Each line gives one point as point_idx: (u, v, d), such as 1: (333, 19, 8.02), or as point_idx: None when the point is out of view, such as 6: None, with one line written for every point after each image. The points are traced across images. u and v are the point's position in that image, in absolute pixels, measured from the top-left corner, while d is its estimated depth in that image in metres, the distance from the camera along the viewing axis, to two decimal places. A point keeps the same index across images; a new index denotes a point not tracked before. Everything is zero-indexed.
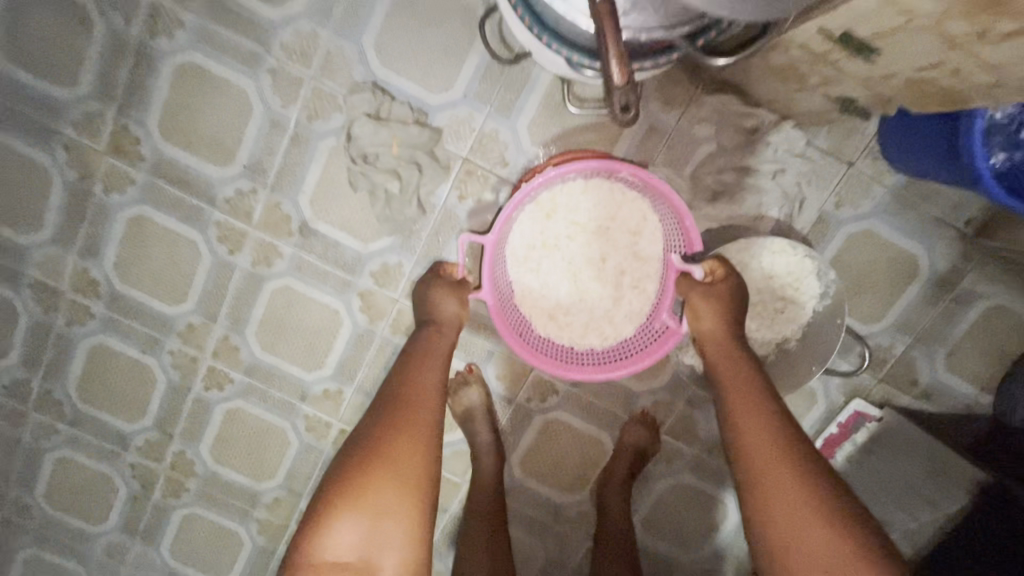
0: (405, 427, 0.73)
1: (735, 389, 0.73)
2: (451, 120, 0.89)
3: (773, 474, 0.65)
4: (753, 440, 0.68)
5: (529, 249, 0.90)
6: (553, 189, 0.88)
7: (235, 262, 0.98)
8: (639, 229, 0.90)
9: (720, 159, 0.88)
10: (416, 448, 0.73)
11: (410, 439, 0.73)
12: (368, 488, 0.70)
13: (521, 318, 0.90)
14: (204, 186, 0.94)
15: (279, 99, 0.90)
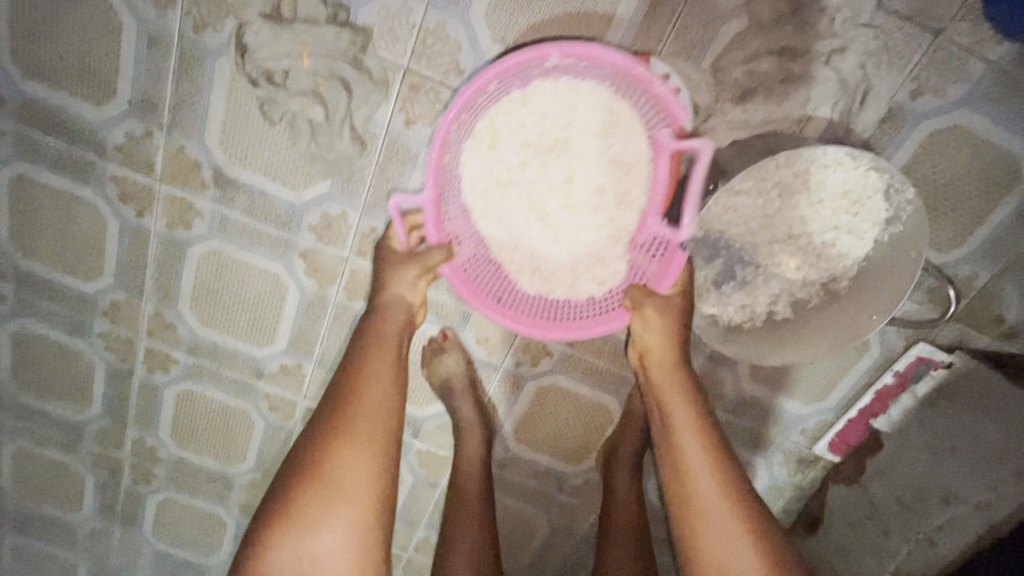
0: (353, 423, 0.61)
1: (681, 413, 0.65)
2: (380, 15, 0.65)
3: (711, 516, 0.59)
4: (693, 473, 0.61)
5: (483, 193, 0.72)
6: (487, 113, 0.67)
7: (147, 225, 0.80)
8: (608, 125, 0.68)
9: (754, 40, 0.63)
10: (361, 450, 0.61)
11: (354, 449, 0.60)
12: (305, 508, 0.58)
13: (497, 280, 0.74)
14: (87, 132, 0.74)
15: (151, 4, 0.67)
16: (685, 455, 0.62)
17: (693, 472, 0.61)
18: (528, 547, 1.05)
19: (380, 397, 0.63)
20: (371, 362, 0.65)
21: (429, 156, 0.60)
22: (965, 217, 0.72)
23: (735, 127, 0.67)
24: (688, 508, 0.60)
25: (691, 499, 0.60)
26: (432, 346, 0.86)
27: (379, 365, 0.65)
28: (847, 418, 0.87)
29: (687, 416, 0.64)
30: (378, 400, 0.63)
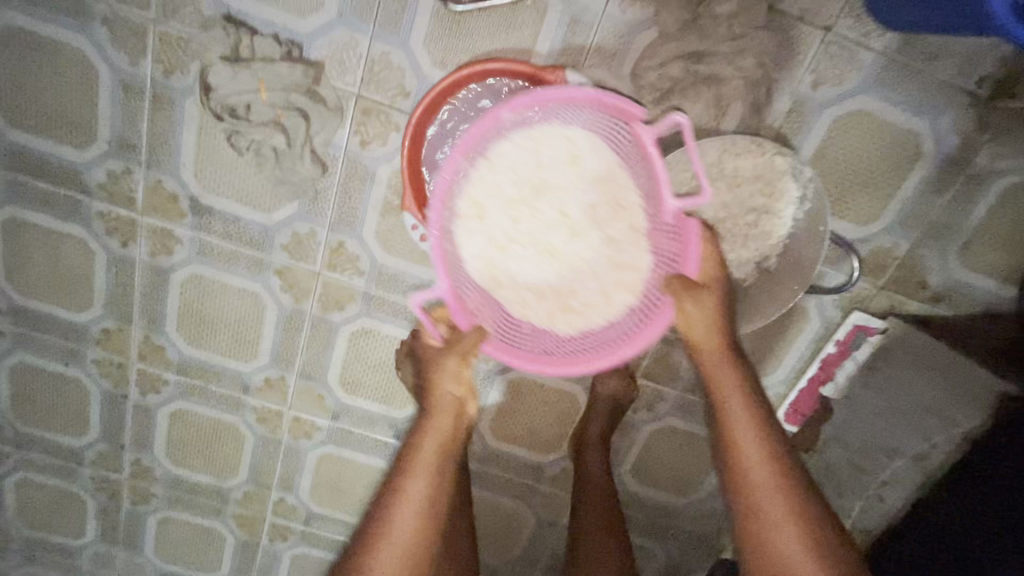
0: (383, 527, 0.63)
1: (745, 430, 0.62)
2: (329, 49, 0.73)
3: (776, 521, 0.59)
4: (751, 486, 0.61)
5: (487, 262, 0.74)
6: (467, 187, 0.70)
7: (132, 255, 0.86)
8: (576, 154, 0.72)
9: (664, 47, 0.71)
10: (389, 553, 0.62)
11: (385, 550, 0.62)
12: None
13: (535, 334, 0.74)
14: (71, 174, 0.81)
15: (123, 54, 0.74)
16: (745, 468, 0.61)
17: (755, 488, 0.61)
18: (517, 541, 1.09)
19: (417, 522, 0.63)
20: (407, 490, 0.64)
21: (432, 250, 0.66)
22: (879, 191, 0.79)
23: (658, 125, 0.74)
24: (750, 513, 0.60)
25: (754, 504, 0.60)
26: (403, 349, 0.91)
27: (415, 488, 0.64)
28: (799, 389, 0.91)
29: (751, 431, 0.62)
30: (405, 495, 0.64)
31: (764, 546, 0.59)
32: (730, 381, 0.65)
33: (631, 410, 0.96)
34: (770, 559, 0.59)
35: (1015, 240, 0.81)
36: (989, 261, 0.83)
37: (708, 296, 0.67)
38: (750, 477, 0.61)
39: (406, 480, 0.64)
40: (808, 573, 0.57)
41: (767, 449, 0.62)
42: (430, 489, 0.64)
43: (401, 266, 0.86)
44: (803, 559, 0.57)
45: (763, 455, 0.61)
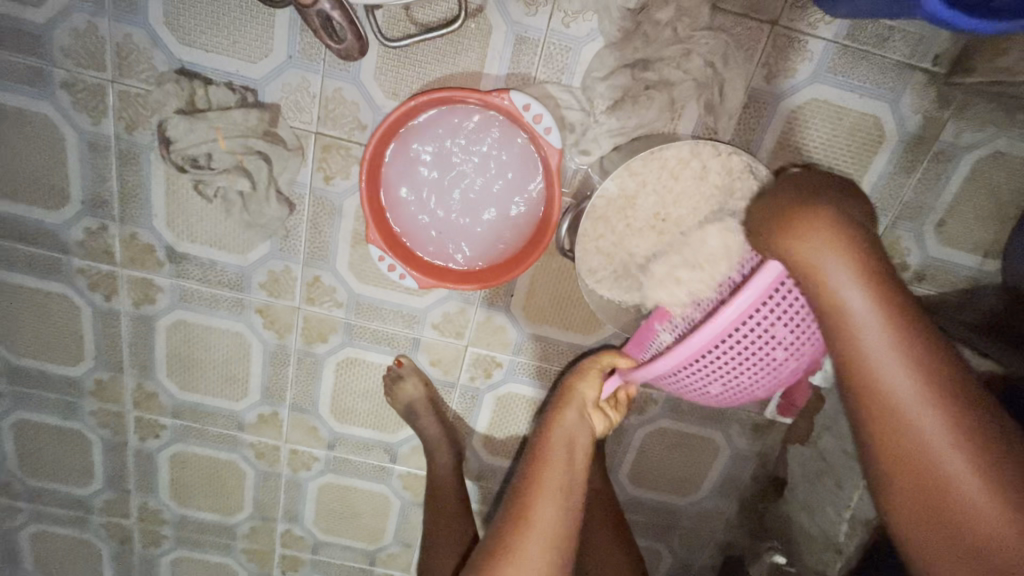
0: (523, 535, 0.63)
1: (865, 310, 0.48)
2: (283, 91, 0.74)
3: (937, 406, 0.45)
4: (904, 421, 0.46)
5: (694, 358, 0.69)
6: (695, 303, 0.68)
7: (117, 307, 0.88)
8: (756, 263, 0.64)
9: (611, 57, 0.71)
10: (524, 565, 0.61)
11: (520, 559, 0.62)
12: None
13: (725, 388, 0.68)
14: (50, 234, 0.83)
15: (86, 115, 0.76)
16: (877, 360, 0.47)
17: (913, 427, 0.45)
18: None
19: (549, 515, 0.65)
20: (539, 488, 0.67)
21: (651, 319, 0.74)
22: (845, 178, 0.79)
23: (614, 134, 0.74)
24: (907, 468, 0.46)
25: (912, 458, 0.45)
26: (389, 375, 0.92)
27: (542, 515, 0.65)
28: None
29: (900, 351, 0.47)
30: (547, 499, 0.66)
31: (948, 506, 0.44)
32: (828, 258, 0.51)
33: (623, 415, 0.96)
34: (926, 485, 0.45)
35: (991, 214, 0.80)
36: (967, 237, 0.82)
37: (824, 209, 0.53)
38: (888, 395, 0.47)
39: (538, 479, 0.68)
40: (976, 491, 0.43)
41: (908, 354, 0.46)
42: (545, 547, 0.63)
43: (378, 294, 0.87)
44: (986, 501, 0.42)
45: (907, 368, 0.46)
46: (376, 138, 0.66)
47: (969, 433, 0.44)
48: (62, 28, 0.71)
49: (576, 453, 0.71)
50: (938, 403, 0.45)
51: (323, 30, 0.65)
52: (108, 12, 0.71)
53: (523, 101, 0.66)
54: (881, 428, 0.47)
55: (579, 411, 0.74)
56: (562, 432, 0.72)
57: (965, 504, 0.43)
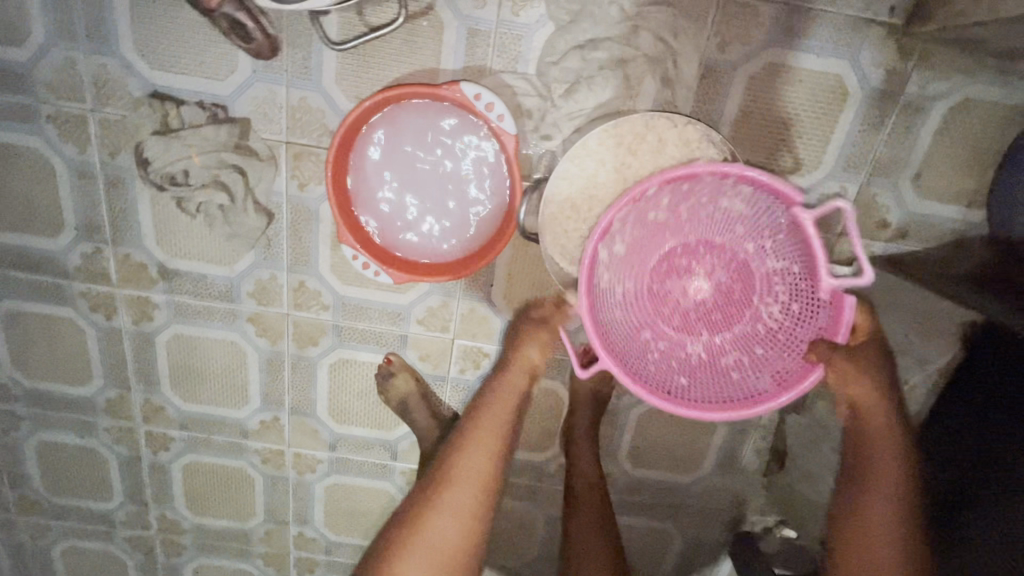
0: (444, 491, 0.72)
1: (881, 444, 0.64)
2: (251, 105, 0.77)
3: (890, 487, 0.63)
4: (867, 515, 0.64)
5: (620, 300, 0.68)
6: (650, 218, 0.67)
7: (118, 326, 0.92)
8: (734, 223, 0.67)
9: (562, 41, 0.72)
10: (444, 518, 0.71)
11: (439, 513, 0.71)
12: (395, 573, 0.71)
13: (638, 352, 0.68)
14: (49, 261, 0.88)
15: (72, 145, 0.80)
16: (872, 447, 0.65)
17: (870, 508, 0.64)
18: (531, 545, 1.10)
19: (473, 479, 0.72)
20: (464, 452, 0.72)
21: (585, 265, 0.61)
22: (813, 140, 0.78)
23: (573, 117, 0.75)
24: (856, 529, 0.64)
25: (861, 525, 0.64)
26: (379, 373, 0.94)
27: (466, 470, 0.72)
28: None
29: (886, 486, 0.63)
30: (474, 459, 0.73)
31: (868, 554, 0.63)
32: (868, 395, 0.64)
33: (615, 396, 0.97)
34: (857, 521, 0.64)
35: (968, 163, 0.79)
36: (945, 189, 0.81)
37: (876, 361, 0.65)
38: (868, 512, 0.64)
39: (466, 444, 0.73)
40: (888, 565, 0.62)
41: (896, 467, 0.64)
42: (467, 501, 0.72)
43: (361, 294, 0.89)
44: (889, 556, 0.62)
45: (889, 512, 0.63)
46: (335, 141, 0.68)
47: (902, 511, 0.63)
48: (42, 64, 0.76)
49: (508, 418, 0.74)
50: (888, 480, 0.63)
51: (233, 32, 0.73)
52: (82, 45, 0.75)
53: (475, 91, 0.67)
54: (850, 518, 0.65)
55: (521, 375, 0.75)
56: (499, 400, 0.74)
57: (876, 550, 0.62)
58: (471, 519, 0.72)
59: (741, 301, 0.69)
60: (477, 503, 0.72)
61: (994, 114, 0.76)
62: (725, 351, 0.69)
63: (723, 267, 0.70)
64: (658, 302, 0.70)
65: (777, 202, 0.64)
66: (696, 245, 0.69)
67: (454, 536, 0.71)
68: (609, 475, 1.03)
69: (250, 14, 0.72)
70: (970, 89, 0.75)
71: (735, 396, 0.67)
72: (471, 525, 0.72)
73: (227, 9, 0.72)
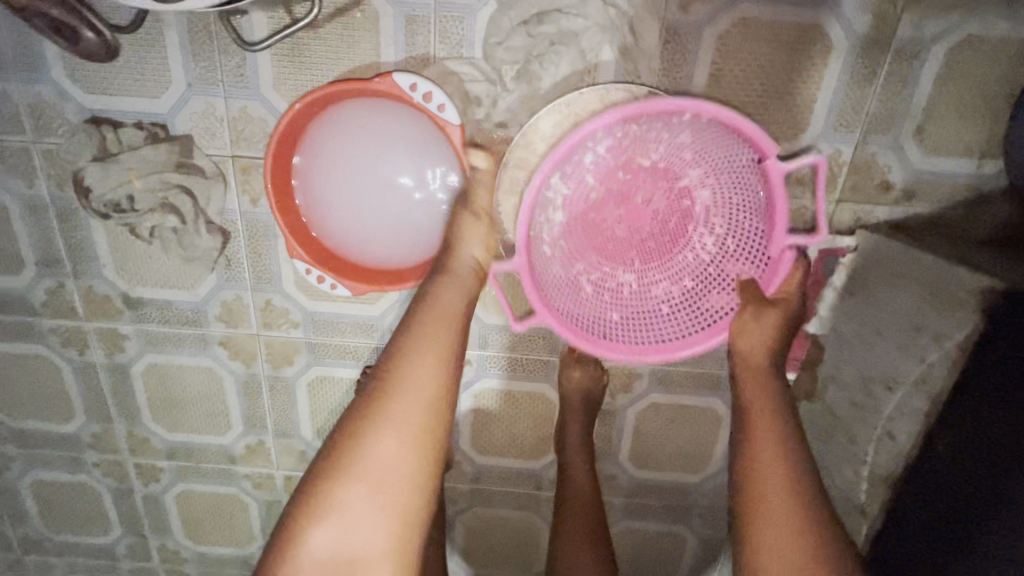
0: (381, 401, 0.58)
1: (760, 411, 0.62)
2: (191, 120, 0.73)
3: (774, 463, 0.57)
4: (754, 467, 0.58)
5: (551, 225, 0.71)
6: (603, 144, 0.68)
7: (91, 359, 0.91)
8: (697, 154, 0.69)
9: (507, 19, 0.66)
10: (389, 428, 0.57)
11: (384, 420, 0.57)
12: (331, 492, 0.57)
13: (564, 280, 0.72)
14: (15, 299, 0.86)
15: (19, 180, 0.78)
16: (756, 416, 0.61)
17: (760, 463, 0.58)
18: (537, 556, 1.04)
19: (394, 455, 0.57)
20: (382, 422, 0.58)
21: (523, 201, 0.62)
22: (798, 99, 0.71)
23: (528, 100, 0.69)
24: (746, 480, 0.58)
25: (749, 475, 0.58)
26: None
27: (415, 369, 0.59)
28: None
29: (770, 431, 0.60)
30: (420, 363, 0.59)
31: (762, 513, 0.55)
32: (749, 356, 0.66)
33: (610, 396, 0.90)
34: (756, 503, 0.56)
35: (977, 110, 0.70)
36: (954, 141, 0.72)
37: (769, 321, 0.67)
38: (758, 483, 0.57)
39: (380, 411, 0.58)
40: (789, 550, 0.53)
41: (777, 437, 0.59)
42: (416, 412, 0.58)
43: (330, 309, 0.85)
44: (786, 537, 0.53)
45: (779, 453, 0.58)
46: (269, 152, 0.64)
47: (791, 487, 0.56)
48: None
49: (435, 377, 0.59)
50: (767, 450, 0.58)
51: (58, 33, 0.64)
52: (13, 75, 0.72)
53: (410, 81, 0.62)
54: (743, 466, 0.59)
55: (447, 325, 0.61)
56: (423, 356, 0.59)
57: (767, 529, 0.54)
58: (398, 508, 0.57)
59: (682, 235, 0.75)
60: (403, 485, 0.57)
61: (1002, 50, 0.67)
62: (655, 282, 0.75)
63: (667, 200, 0.75)
64: (602, 231, 0.76)
65: (746, 142, 0.65)
66: (649, 176, 0.73)
67: (404, 456, 0.57)
68: (612, 478, 0.97)
69: (78, 15, 0.63)
70: (973, 25, 0.66)
71: (655, 333, 0.72)
72: (417, 441, 0.58)
73: (44, 11, 0.61)
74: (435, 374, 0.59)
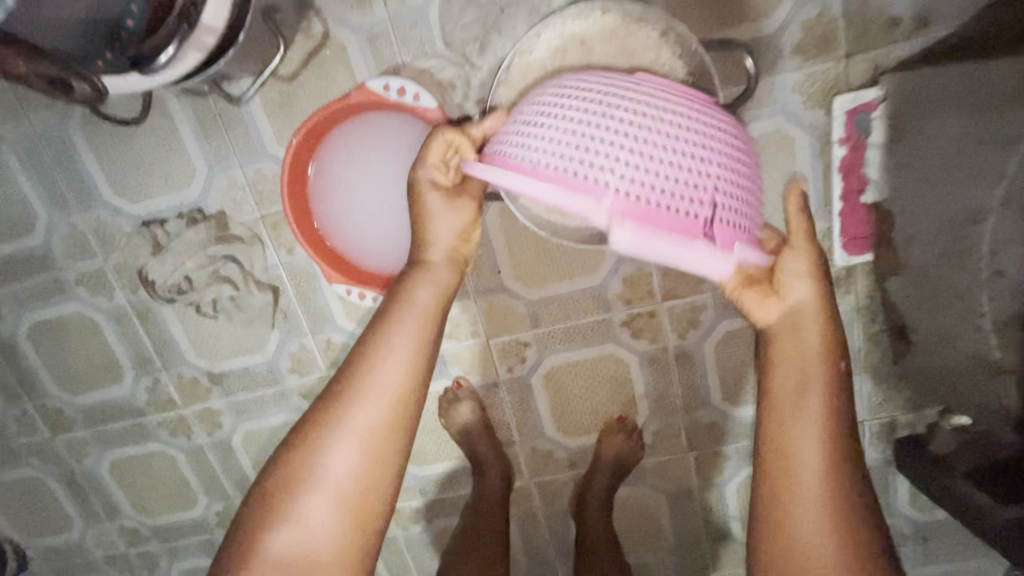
0: (345, 412, 0.59)
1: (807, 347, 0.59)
2: (220, 197, 0.81)
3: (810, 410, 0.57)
4: (792, 437, 0.56)
5: None
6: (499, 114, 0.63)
7: (199, 442, 0.98)
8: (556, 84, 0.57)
9: (455, 3, 0.70)
10: (349, 439, 0.58)
11: (343, 431, 0.59)
12: (289, 501, 0.59)
13: None
14: (125, 405, 0.96)
15: (102, 296, 0.88)
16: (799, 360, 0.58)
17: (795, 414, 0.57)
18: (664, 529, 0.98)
19: (352, 465, 0.58)
20: (345, 423, 0.59)
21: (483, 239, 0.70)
22: None
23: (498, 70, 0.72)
24: (778, 418, 0.57)
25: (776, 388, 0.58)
26: (446, 397, 0.93)
27: (382, 384, 0.59)
28: (840, 214, 0.77)
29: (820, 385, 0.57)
30: (385, 374, 0.59)
31: (784, 450, 0.57)
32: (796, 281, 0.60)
33: (680, 337, 0.86)
34: (776, 429, 0.57)
35: None
36: None
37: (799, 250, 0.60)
38: (799, 446, 0.56)
39: (342, 410, 0.59)
40: (813, 487, 0.55)
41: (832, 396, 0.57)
42: (382, 429, 0.59)
43: None
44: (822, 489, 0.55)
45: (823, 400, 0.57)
46: (285, 198, 0.70)
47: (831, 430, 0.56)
48: (54, 240, 0.86)
49: (400, 389, 0.59)
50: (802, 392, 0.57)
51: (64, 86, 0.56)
52: (77, 208, 0.84)
53: (382, 83, 0.66)
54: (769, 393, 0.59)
55: (409, 343, 0.60)
56: (386, 361, 0.60)
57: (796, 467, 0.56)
58: (357, 515, 0.59)
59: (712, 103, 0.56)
60: (363, 491, 0.59)
61: None
62: None
63: None
64: None
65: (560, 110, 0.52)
66: None
67: (370, 469, 0.59)
68: (712, 425, 0.91)
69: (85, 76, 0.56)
70: None
71: None
72: (382, 457, 0.59)
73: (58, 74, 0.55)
74: (403, 384, 0.60)
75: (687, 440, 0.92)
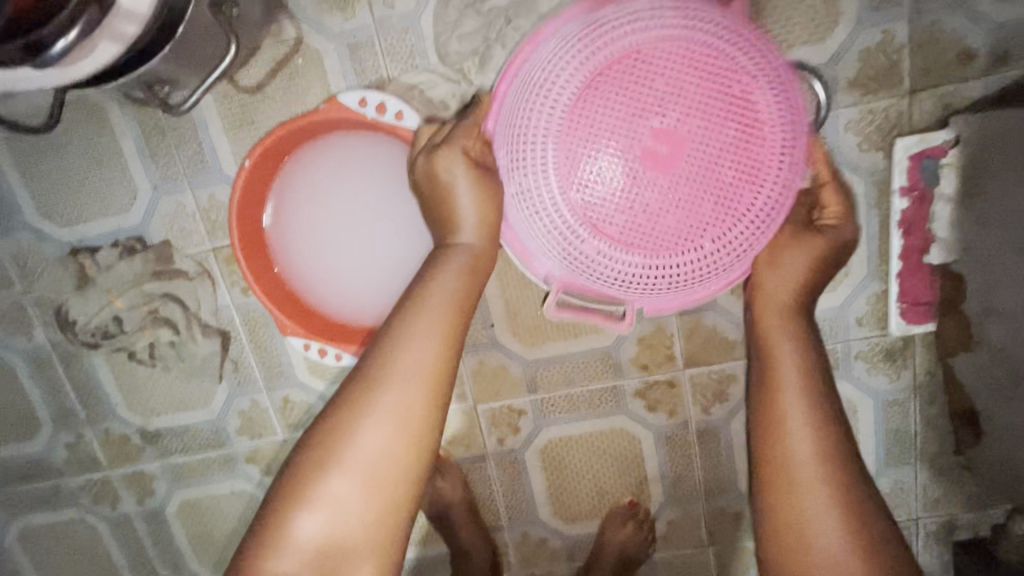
0: (374, 391, 0.51)
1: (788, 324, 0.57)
2: (164, 224, 0.69)
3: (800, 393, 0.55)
4: (789, 419, 0.55)
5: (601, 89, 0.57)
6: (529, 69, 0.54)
7: (126, 511, 0.82)
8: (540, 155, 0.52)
9: (451, 11, 0.59)
10: (379, 418, 0.51)
11: (373, 411, 0.51)
12: (312, 488, 0.50)
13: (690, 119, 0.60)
14: (40, 464, 0.81)
15: (19, 335, 0.74)
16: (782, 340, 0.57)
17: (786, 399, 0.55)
18: None
19: (386, 444, 0.51)
20: (374, 408, 0.51)
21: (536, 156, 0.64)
22: None
23: None
24: (775, 423, 0.55)
25: (771, 386, 0.56)
26: None
27: (413, 355, 0.52)
28: (898, 275, 0.65)
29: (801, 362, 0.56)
30: (417, 346, 0.52)
31: (781, 432, 0.55)
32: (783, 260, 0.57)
33: (703, 410, 0.72)
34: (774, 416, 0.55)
35: None
36: None
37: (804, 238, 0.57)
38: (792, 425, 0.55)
39: (371, 391, 0.51)
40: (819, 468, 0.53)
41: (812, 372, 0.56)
42: (419, 405, 0.51)
43: None
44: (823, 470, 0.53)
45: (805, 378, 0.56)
46: (234, 235, 0.57)
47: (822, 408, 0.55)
48: None
49: (435, 364, 0.52)
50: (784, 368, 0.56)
51: None
52: None
53: (358, 97, 0.55)
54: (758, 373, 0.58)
55: (444, 315, 0.53)
56: (418, 337, 0.52)
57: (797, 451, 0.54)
58: (389, 501, 0.51)
59: (734, 235, 0.54)
60: (393, 478, 0.51)
61: None
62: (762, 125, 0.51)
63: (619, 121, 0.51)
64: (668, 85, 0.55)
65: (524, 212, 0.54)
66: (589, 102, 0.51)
67: (403, 451, 0.51)
68: (739, 515, 0.76)
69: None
70: None
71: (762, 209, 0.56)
72: (416, 437, 0.51)
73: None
74: (436, 359, 0.52)
75: (708, 532, 0.77)
